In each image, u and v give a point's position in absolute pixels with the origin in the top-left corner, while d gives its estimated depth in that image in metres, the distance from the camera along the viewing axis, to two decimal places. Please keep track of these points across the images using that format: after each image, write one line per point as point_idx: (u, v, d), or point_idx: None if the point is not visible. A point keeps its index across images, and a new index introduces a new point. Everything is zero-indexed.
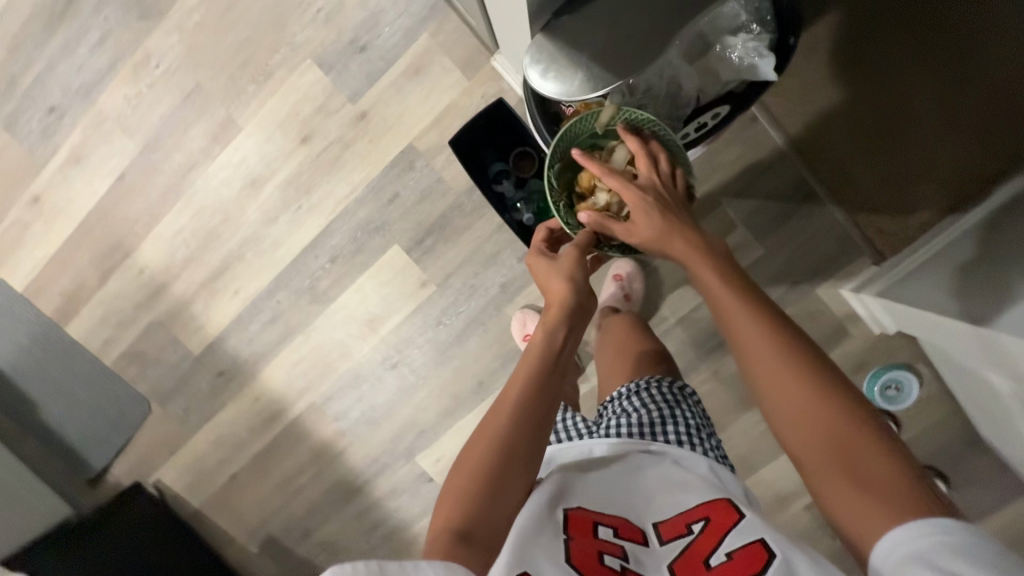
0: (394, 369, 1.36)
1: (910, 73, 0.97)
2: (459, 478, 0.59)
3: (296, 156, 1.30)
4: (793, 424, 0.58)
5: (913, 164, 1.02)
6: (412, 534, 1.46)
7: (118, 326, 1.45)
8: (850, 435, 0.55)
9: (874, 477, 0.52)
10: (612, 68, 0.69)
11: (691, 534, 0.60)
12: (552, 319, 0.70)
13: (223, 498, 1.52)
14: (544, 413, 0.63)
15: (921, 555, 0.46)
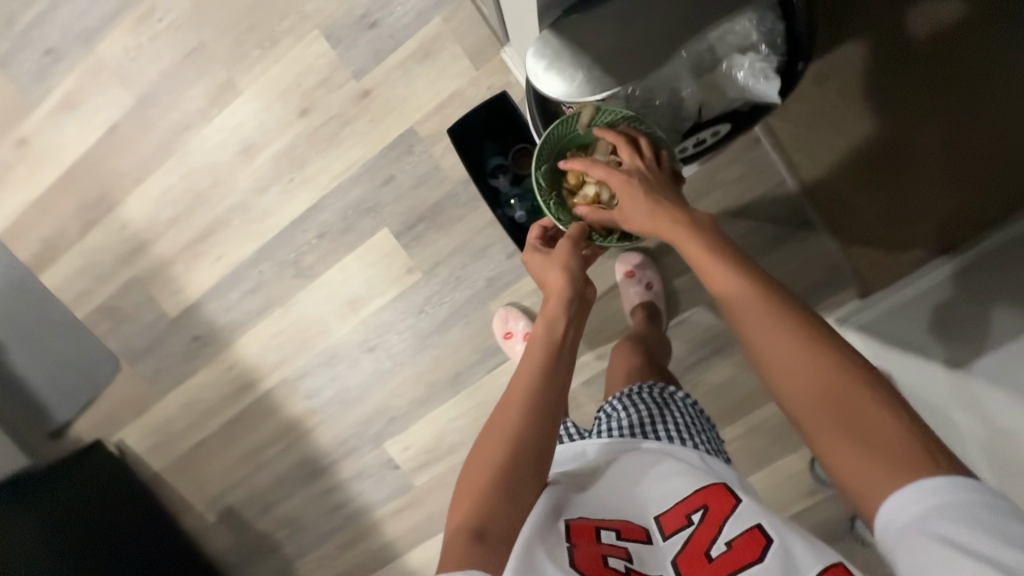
0: (371, 352, 1.35)
1: (924, 118, 1.07)
2: (471, 481, 0.60)
3: (294, 127, 1.28)
4: (789, 384, 0.55)
5: (916, 202, 1.09)
6: (373, 518, 1.46)
7: (95, 280, 1.42)
8: (849, 392, 0.51)
9: (874, 435, 0.49)
10: (608, 74, 0.75)
11: (691, 525, 0.61)
12: (553, 312, 0.69)
13: (186, 464, 1.50)
14: (550, 401, 0.64)
15: (927, 520, 0.45)
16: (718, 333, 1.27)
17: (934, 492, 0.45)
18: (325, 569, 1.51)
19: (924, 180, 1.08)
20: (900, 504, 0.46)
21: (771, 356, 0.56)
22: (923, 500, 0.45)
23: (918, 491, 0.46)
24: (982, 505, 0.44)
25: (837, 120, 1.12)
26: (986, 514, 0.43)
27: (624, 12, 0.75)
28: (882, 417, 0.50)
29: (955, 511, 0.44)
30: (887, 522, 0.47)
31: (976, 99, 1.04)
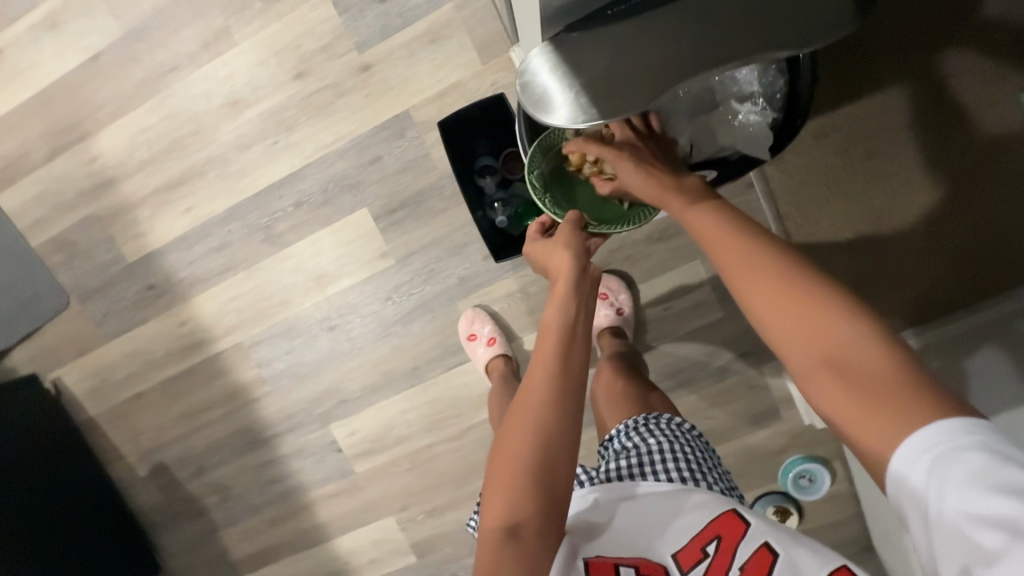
0: (331, 331, 1.32)
1: (928, 180, 1.08)
2: (496, 478, 0.59)
3: (287, 89, 1.23)
4: (770, 333, 0.52)
5: (911, 263, 1.10)
6: (308, 498, 1.43)
7: (55, 209, 1.36)
8: (834, 331, 0.48)
9: (864, 371, 0.46)
10: (605, 101, 0.61)
11: (707, 558, 0.66)
12: (563, 294, 0.66)
13: (122, 413, 1.45)
14: (571, 381, 0.61)
15: (936, 468, 0.41)
16: (681, 368, 1.27)
17: (940, 445, 0.42)
18: (251, 541, 1.48)
19: (914, 249, 1.09)
20: (907, 449, 0.43)
21: (749, 300, 0.54)
22: (931, 457, 0.42)
23: (923, 429, 0.43)
24: (995, 458, 0.40)
25: (837, 176, 1.11)
26: (999, 467, 0.39)
27: (641, 30, 0.61)
28: (868, 353, 0.47)
29: (967, 467, 0.40)
30: (898, 486, 0.44)
31: (978, 170, 1.07)
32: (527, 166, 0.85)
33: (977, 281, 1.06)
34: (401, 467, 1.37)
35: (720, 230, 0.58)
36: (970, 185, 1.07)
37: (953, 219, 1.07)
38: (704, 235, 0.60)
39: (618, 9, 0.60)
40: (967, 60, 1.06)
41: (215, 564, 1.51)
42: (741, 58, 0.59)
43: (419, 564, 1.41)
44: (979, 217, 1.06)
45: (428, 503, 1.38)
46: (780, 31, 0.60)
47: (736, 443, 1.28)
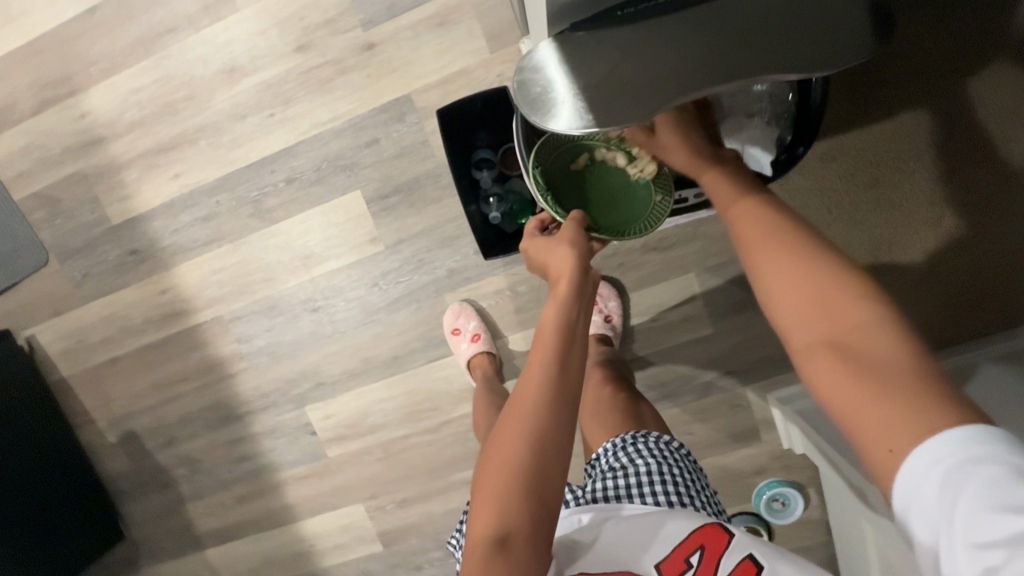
0: (313, 313, 1.29)
1: (940, 206, 1.06)
2: (487, 483, 0.55)
3: (287, 61, 1.20)
4: (790, 320, 0.50)
5: (915, 290, 1.09)
6: (278, 478, 1.41)
7: (40, 163, 1.33)
8: (860, 324, 0.46)
9: (882, 366, 0.43)
10: (603, 104, 0.59)
11: (691, 568, 0.66)
12: (567, 293, 0.63)
13: (96, 376, 1.42)
14: (570, 382, 0.58)
15: (949, 481, 0.37)
16: (665, 381, 1.25)
17: (952, 456, 0.38)
18: (217, 516, 1.46)
19: (908, 285, 1.09)
20: (924, 454, 0.39)
21: (772, 284, 0.51)
22: (945, 470, 0.38)
23: (940, 437, 0.39)
24: (1010, 473, 0.36)
25: (839, 201, 1.09)
26: (1014, 484, 0.35)
27: (649, 34, 0.58)
28: (890, 352, 0.44)
29: (981, 484, 0.36)
30: (906, 497, 0.40)
31: (992, 205, 1.05)
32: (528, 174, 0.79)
33: (977, 317, 1.07)
34: (374, 455, 1.35)
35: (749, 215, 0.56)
36: (982, 219, 1.05)
37: (964, 249, 1.06)
38: (737, 222, 0.57)
39: (628, 10, 0.57)
40: (980, 96, 1.04)
41: (179, 535, 1.49)
42: (747, 76, 0.57)
43: (385, 553, 1.40)
44: (990, 249, 1.05)
45: (398, 494, 1.36)
46: (791, 53, 0.57)
47: (714, 461, 1.27)
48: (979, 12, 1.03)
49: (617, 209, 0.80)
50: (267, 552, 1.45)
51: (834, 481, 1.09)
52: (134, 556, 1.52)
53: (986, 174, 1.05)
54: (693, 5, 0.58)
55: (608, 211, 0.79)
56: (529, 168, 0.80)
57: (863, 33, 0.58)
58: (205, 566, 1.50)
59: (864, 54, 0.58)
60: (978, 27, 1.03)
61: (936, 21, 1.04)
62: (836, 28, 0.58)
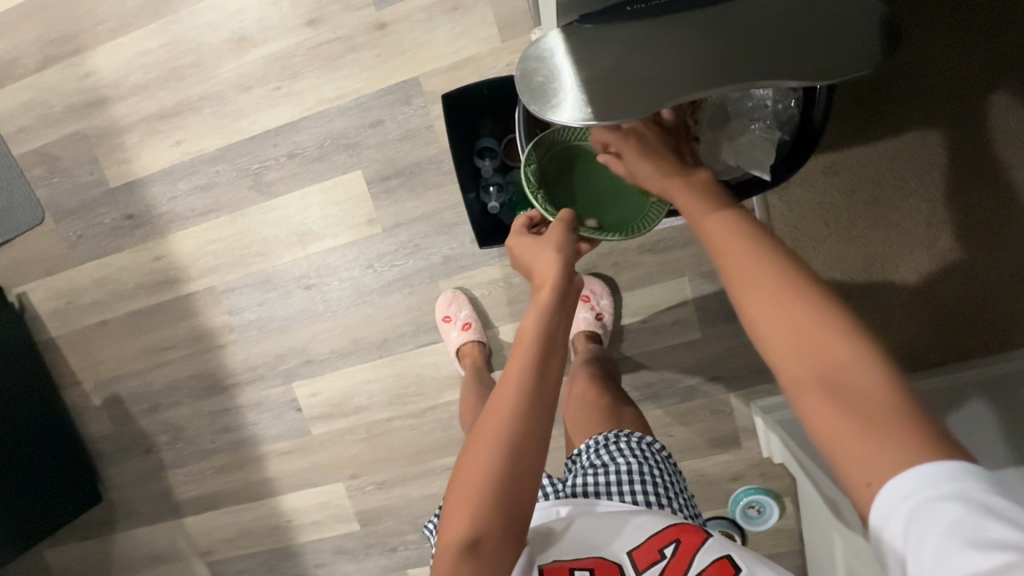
0: (306, 290, 1.29)
1: (938, 222, 1.07)
2: (460, 491, 0.56)
3: (297, 34, 1.19)
4: (765, 343, 0.47)
5: (910, 305, 1.10)
6: (260, 452, 1.41)
7: (40, 120, 1.32)
8: (833, 349, 0.43)
9: (869, 400, 0.41)
10: (604, 95, 0.58)
11: (664, 559, 0.66)
12: (548, 301, 0.61)
13: (84, 338, 1.42)
14: (547, 395, 0.58)
15: (917, 518, 0.37)
16: (651, 382, 1.26)
17: (923, 493, 0.37)
18: (196, 485, 1.46)
19: (896, 303, 1.10)
20: (895, 488, 0.38)
21: (753, 308, 0.48)
22: (914, 505, 0.37)
23: (907, 472, 0.38)
24: (976, 510, 0.35)
25: (837, 215, 1.10)
26: (980, 521, 0.35)
27: (654, 33, 0.58)
28: (866, 376, 0.42)
29: (946, 518, 0.36)
30: (878, 529, 0.39)
31: (990, 224, 1.06)
32: (522, 167, 0.79)
33: (969, 334, 1.08)
34: (357, 436, 1.36)
35: (727, 232, 0.52)
36: (979, 238, 1.06)
37: (960, 266, 1.07)
38: (716, 248, 0.52)
39: (638, 6, 0.60)
40: (986, 120, 1.04)
41: (158, 502, 1.50)
42: (751, 77, 0.56)
43: (362, 533, 1.41)
44: (986, 267, 1.06)
45: (379, 475, 1.37)
46: (795, 62, 0.57)
47: (693, 464, 1.28)
48: (992, 35, 1.03)
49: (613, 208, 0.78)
50: (244, 523, 1.46)
51: (809, 491, 1.11)
52: (111, 519, 1.53)
53: (984, 194, 1.06)
54: (700, 7, 0.59)
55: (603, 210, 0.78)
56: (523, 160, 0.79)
57: (869, 49, 0.58)
58: (181, 533, 1.50)
59: (868, 69, 0.58)
60: (988, 48, 1.03)
61: (949, 41, 1.04)
62: (842, 42, 0.58)
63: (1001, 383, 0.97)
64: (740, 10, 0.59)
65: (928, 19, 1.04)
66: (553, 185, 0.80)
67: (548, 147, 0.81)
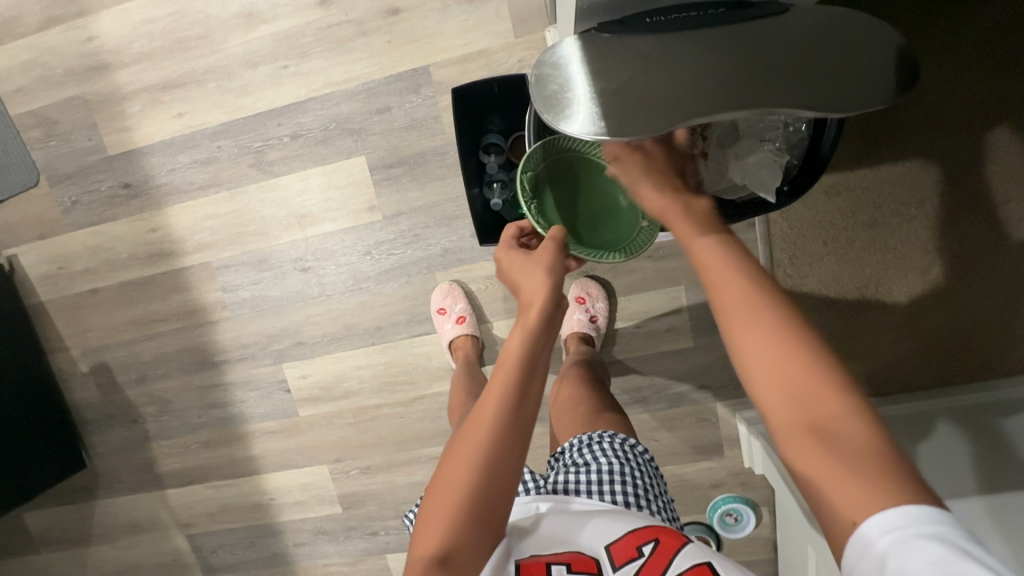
0: (303, 273, 1.29)
1: (932, 253, 1.09)
2: (434, 507, 0.57)
3: (307, 14, 1.17)
4: (755, 384, 0.48)
5: (900, 328, 1.11)
6: (247, 430, 1.42)
7: (40, 82, 1.29)
8: (823, 393, 0.45)
9: (846, 439, 0.43)
10: (618, 112, 0.57)
11: (642, 556, 0.66)
12: (535, 323, 0.59)
13: (74, 305, 1.41)
14: (522, 420, 0.58)
15: (895, 553, 0.38)
16: (639, 386, 1.27)
17: (903, 529, 0.39)
18: (180, 458, 1.47)
19: (888, 326, 1.12)
20: (874, 524, 0.40)
21: (740, 337, 0.49)
22: (892, 540, 0.39)
23: (886, 511, 0.40)
24: (952, 552, 0.37)
25: (836, 235, 1.10)
26: (954, 561, 0.36)
27: (671, 47, 0.58)
28: (854, 425, 0.44)
29: (920, 556, 0.37)
30: (855, 558, 0.41)
31: (985, 255, 1.07)
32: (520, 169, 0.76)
33: (955, 362, 1.11)
34: (344, 420, 1.37)
35: (720, 258, 0.53)
36: (970, 270, 1.08)
37: (953, 294, 1.09)
38: (708, 276, 0.53)
39: (657, 19, 0.60)
40: (990, 152, 1.05)
41: (140, 472, 1.50)
42: (766, 105, 0.56)
43: (343, 516, 1.43)
44: (978, 297, 1.08)
45: (364, 460, 1.38)
46: (810, 90, 0.57)
47: (675, 469, 1.30)
48: (1000, 68, 1.03)
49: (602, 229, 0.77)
50: (226, 499, 1.47)
51: (787, 503, 1.13)
52: (92, 487, 1.53)
53: (982, 227, 1.07)
54: (718, 26, 0.59)
55: (590, 232, 0.76)
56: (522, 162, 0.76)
57: (881, 82, 0.59)
58: (162, 504, 1.51)
59: (881, 103, 0.58)
60: (999, 80, 1.03)
61: (960, 70, 1.04)
62: (856, 76, 0.59)
63: (980, 416, 1.01)
64: (759, 35, 0.58)
65: (944, 45, 1.04)
66: (546, 192, 0.78)
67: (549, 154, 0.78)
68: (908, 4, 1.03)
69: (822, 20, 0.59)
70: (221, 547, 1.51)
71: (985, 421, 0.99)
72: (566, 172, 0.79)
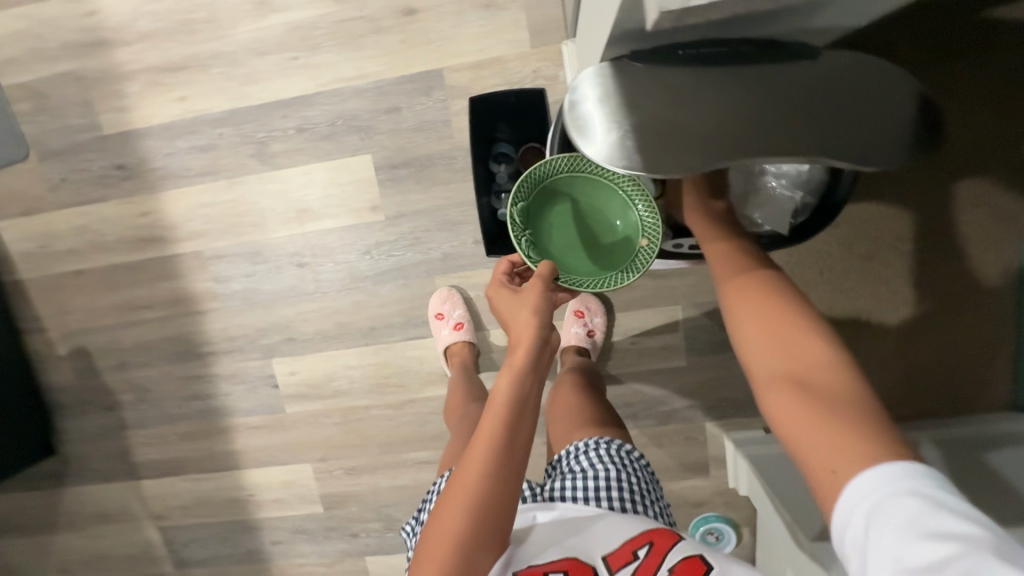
0: (299, 268, 1.26)
1: (924, 288, 1.12)
2: (430, 545, 0.61)
3: (320, 6, 1.15)
4: (750, 355, 0.59)
5: (887, 359, 1.15)
6: (230, 424, 1.39)
7: (33, 53, 1.24)
8: (807, 355, 0.55)
9: (826, 392, 0.52)
10: (657, 149, 0.57)
11: (637, 560, 0.68)
12: (523, 366, 0.64)
13: (56, 286, 1.36)
14: (512, 456, 0.63)
15: (880, 504, 0.44)
16: (630, 402, 1.28)
17: (888, 485, 0.45)
18: (157, 448, 1.43)
19: (876, 355, 1.15)
20: (853, 464, 0.47)
21: (741, 316, 0.61)
22: (879, 494, 0.45)
23: (867, 461, 0.47)
24: (934, 506, 0.42)
25: (833, 265, 1.12)
26: (936, 514, 0.42)
27: (707, 84, 0.58)
28: (834, 382, 0.52)
29: (904, 508, 0.43)
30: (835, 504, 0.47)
31: (973, 293, 1.11)
32: (516, 190, 0.77)
33: (935, 395, 1.14)
34: (331, 419, 1.35)
35: (732, 258, 0.67)
36: (958, 308, 1.12)
37: (938, 330, 1.13)
38: (722, 272, 0.66)
39: (689, 52, 0.59)
40: (988, 194, 1.08)
41: (114, 461, 1.45)
42: (800, 151, 0.57)
43: (323, 516, 1.41)
44: (964, 335, 1.12)
45: (349, 461, 1.36)
46: (833, 142, 0.58)
47: (661, 484, 1.32)
48: (1001, 116, 1.06)
49: (595, 255, 0.81)
50: (203, 493, 1.44)
51: (769, 527, 1.15)
52: (62, 473, 1.48)
53: (974, 267, 1.10)
54: (752, 65, 0.59)
55: (582, 259, 0.80)
56: (518, 184, 0.77)
57: (903, 141, 0.59)
58: (135, 495, 1.47)
59: (902, 162, 0.59)
60: (1001, 125, 1.06)
61: (962, 114, 1.06)
62: (885, 123, 0.60)
63: (958, 447, 1.04)
64: (791, 77, 0.59)
65: (952, 87, 1.06)
66: (539, 215, 0.81)
67: (545, 173, 0.79)
68: (916, 45, 1.05)
69: (849, 66, 0.61)
70: (194, 541, 1.48)
71: (961, 454, 1.02)
72: (560, 191, 0.81)
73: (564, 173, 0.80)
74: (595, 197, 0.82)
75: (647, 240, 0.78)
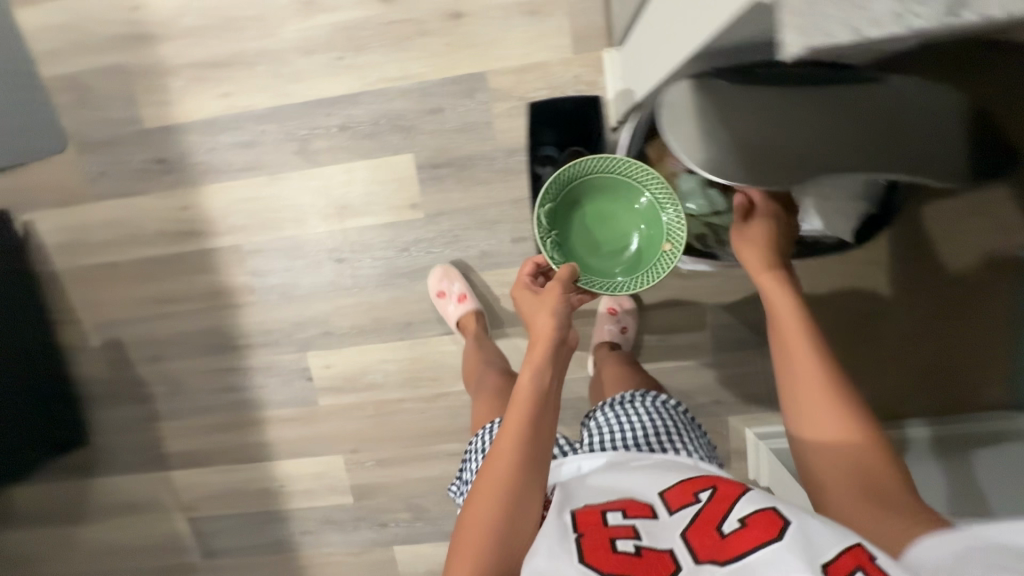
0: (338, 263, 1.29)
1: (937, 293, 1.18)
2: (465, 540, 0.62)
3: (368, 7, 1.17)
4: (818, 444, 0.66)
5: (900, 361, 1.22)
6: (263, 416, 1.41)
7: (75, 45, 1.24)
8: (871, 458, 0.63)
9: (887, 496, 0.61)
10: (749, 167, 0.61)
11: (699, 501, 0.63)
12: (540, 360, 0.70)
13: (91, 278, 1.37)
14: (537, 448, 0.67)
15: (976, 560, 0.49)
16: None
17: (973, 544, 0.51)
18: (188, 440, 1.45)
19: (888, 357, 1.22)
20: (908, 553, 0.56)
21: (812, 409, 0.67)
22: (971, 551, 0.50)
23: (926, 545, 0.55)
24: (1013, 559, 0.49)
25: (847, 271, 1.21)
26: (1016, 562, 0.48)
27: (788, 107, 0.63)
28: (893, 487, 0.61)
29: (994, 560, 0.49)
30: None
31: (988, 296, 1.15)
32: (543, 192, 0.81)
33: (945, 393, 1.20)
34: (364, 412, 1.38)
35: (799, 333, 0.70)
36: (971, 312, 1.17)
37: (950, 332, 1.18)
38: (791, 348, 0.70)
39: (768, 70, 0.63)
40: None
41: (145, 452, 1.47)
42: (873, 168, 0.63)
43: (353, 506, 1.44)
44: (977, 337, 1.17)
45: (381, 452, 1.40)
46: (900, 161, 0.64)
47: None
48: None
49: (619, 254, 0.86)
50: (234, 483, 1.46)
51: None
52: (92, 464, 1.49)
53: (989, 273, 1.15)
54: (826, 86, 0.64)
55: (606, 258, 0.86)
56: (545, 187, 0.81)
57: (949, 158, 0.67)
58: (165, 486, 1.48)
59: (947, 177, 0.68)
60: None
61: None
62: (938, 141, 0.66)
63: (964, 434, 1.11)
64: (861, 97, 0.64)
65: None
66: (567, 213, 0.85)
67: (574, 171, 0.82)
68: None
69: (909, 87, 0.66)
70: (222, 531, 1.50)
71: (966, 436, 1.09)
72: (589, 188, 0.85)
73: (594, 172, 0.83)
74: (623, 198, 0.85)
75: (671, 244, 0.82)
